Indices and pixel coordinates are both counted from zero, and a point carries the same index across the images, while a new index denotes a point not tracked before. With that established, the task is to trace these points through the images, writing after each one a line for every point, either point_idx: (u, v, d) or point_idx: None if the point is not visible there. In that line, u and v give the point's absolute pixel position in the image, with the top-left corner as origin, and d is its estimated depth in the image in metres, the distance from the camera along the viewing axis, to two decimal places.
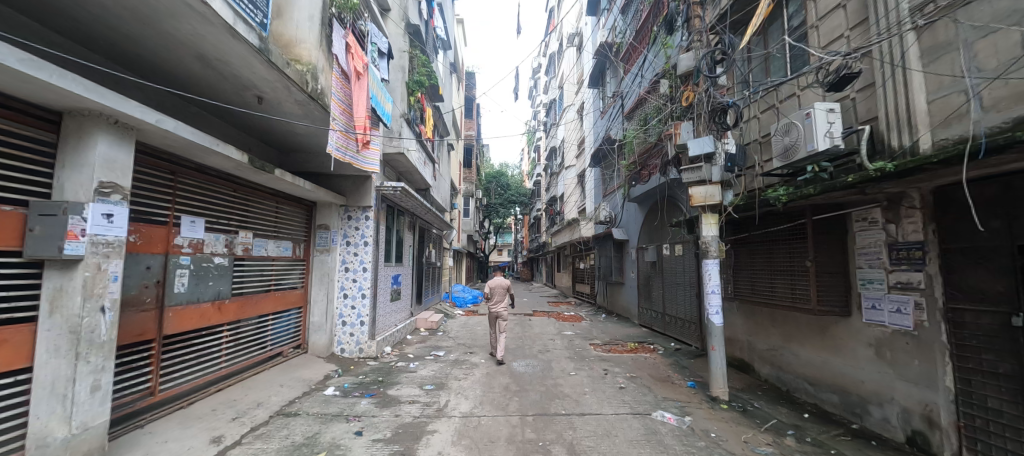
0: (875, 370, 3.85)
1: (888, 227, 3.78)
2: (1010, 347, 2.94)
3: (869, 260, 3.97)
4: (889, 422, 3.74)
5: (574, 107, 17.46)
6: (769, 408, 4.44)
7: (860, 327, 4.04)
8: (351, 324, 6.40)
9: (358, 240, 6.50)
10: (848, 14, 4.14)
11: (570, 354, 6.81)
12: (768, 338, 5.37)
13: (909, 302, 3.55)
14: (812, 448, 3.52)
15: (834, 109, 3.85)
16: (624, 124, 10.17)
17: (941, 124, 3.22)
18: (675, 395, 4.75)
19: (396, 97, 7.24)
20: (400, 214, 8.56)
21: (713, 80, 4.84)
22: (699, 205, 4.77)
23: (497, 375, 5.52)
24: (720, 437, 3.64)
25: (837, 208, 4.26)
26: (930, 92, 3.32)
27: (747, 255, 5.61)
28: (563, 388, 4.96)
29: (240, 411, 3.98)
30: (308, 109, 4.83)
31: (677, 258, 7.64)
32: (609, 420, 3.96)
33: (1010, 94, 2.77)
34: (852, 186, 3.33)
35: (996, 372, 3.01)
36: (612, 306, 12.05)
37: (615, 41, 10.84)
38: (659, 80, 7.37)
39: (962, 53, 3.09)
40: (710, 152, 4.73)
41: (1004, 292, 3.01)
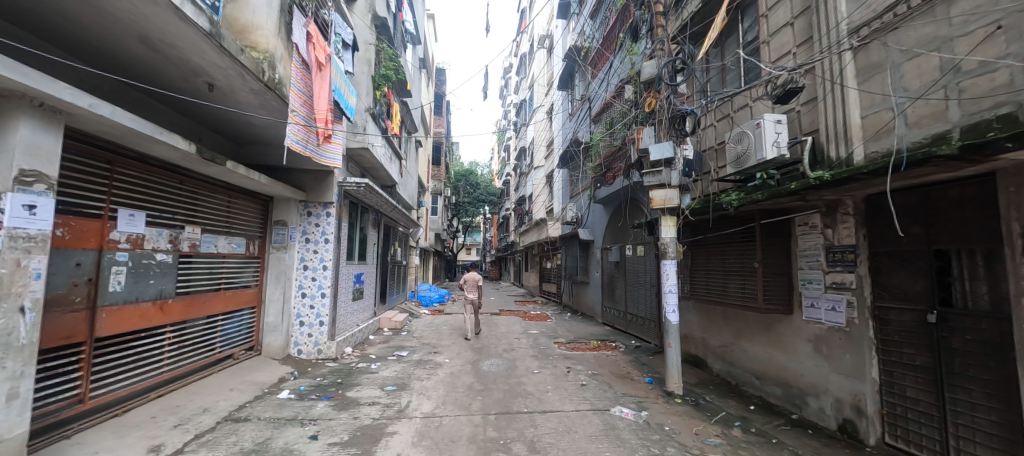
0: (813, 364, 4.15)
1: (826, 232, 4.09)
2: (927, 341, 3.27)
3: (809, 261, 4.27)
4: (824, 412, 4.03)
5: (544, 108, 17.63)
6: (719, 401, 4.69)
7: (800, 324, 4.34)
8: (310, 324, 6.18)
9: (318, 237, 6.30)
10: (795, 31, 4.42)
11: (534, 352, 6.87)
12: (721, 334, 5.67)
13: (843, 300, 3.86)
14: (756, 438, 3.74)
15: (781, 120, 4.13)
16: (591, 127, 10.38)
17: (872, 138, 3.53)
18: (633, 390, 4.92)
19: (362, 90, 7.04)
20: (364, 212, 8.33)
21: (673, 88, 5.05)
22: (659, 208, 4.95)
23: (460, 375, 5.48)
24: (673, 430, 3.81)
25: (782, 213, 4.56)
26: (863, 108, 3.62)
27: (702, 256, 5.88)
28: (526, 386, 5.01)
29: (183, 418, 3.74)
30: (265, 99, 4.59)
31: (639, 258, 7.89)
32: (570, 417, 4.04)
33: (929, 113, 3.07)
34: (795, 193, 3.57)
35: (914, 364, 3.35)
36: (577, 305, 12.29)
37: (584, 46, 11.03)
38: (624, 85, 7.58)
39: (890, 74, 3.40)
40: (669, 157, 4.90)
41: (921, 292, 3.34)
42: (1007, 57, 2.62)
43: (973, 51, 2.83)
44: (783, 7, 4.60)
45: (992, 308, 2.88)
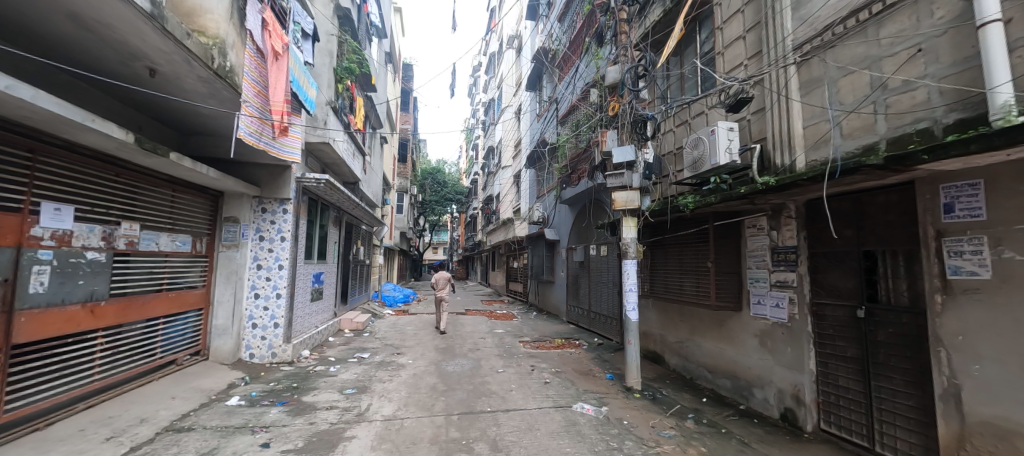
0: (759, 357, 4.43)
1: (771, 234, 4.38)
2: (856, 335, 3.58)
3: (756, 261, 4.56)
4: (767, 401, 4.32)
5: (513, 108, 17.74)
6: (675, 395, 4.90)
7: (748, 320, 4.62)
8: (263, 326, 5.87)
9: (273, 235, 6.01)
10: (747, 45, 4.69)
11: (499, 351, 6.89)
12: (677, 331, 5.94)
13: (785, 298, 4.14)
14: (707, 429, 3.94)
15: (733, 128, 4.37)
16: (558, 128, 10.52)
17: (812, 147, 3.82)
18: (595, 387, 5.04)
19: (323, 83, 6.78)
20: (324, 209, 8.03)
21: (635, 94, 5.21)
22: (620, 209, 5.11)
23: (424, 376, 5.40)
24: (631, 424, 3.94)
25: (734, 215, 4.83)
26: (805, 119, 3.91)
27: (660, 256, 6.11)
28: (490, 385, 5.01)
29: (118, 430, 3.44)
30: (214, 88, 4.32)
31: (602, 258, 8.10)
32: (533, 415, 4.08)
33: (860, 126, 3.37)
34: (744, 197, 3.79)
35: (845, 355, 3.66)
36: (542, 304, 12.44)
37: (552, 48, 11.16)
38: (590, 88, 7.74)
39: (828, 89, 3.69)
40: (631, 160, 5.07)
41: (852, 289, 3.65)
42: (926, 77, 2.92)
43: (898, 71, 3.12)
44: (736, 21, 4.87)
45: (911, 304, 3.20)
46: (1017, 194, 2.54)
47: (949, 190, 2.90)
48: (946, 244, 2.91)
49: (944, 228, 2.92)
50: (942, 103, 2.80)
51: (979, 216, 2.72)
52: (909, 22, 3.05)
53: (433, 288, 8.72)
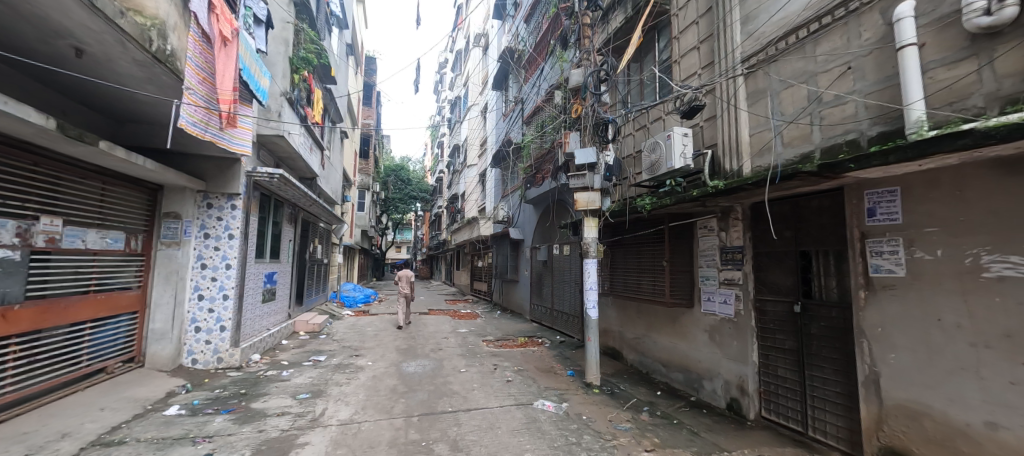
0: (708, 351, 4.69)
1: (720, 234, 4.64)
2: (793, 329, 3.87)
3: (707, 260, 4.81)
4: (715, 393, 4.58)
5: (479, 107, 17.68)
6: (631, 389, 5.09)
7: (699, 316, 4.87)
8: (208, 330, 5.50)
9: (220, 233, 5.65)
10: (700, 55, 4.94)
11: (462, 351, 6.85)
12: (635, 327, 6.16)
13: (732, 294, 4.41)
14: (661, 420, 4.12)
15: (687, 134, 4.59)
16: (523, 128, 10.59)
17: (757, 154, 4.09)
18: (556, 384, 5.14)
19: (277, 72, 6.43)
20: (278, 206, 7.62)
21: (597, 97, 5.36)
22: (582, 209, 5.22)
23: (383, 377, 5.26)
24: (590, 419, 4.05)
25: (687, 217, 5.07)
26: (751, 127, 4.18)
27: (619, 255, 6.30)
28: (452, 385, 4.97)
29: (34, 447, 3.10)
30: (153, 72, 3.98)
31: (565, 257, 8.25)
32: (494, 413, 4.10)
33: (799, 135, 3.64)
34: (696, 199, 3.99)
35: (784, 347, 3.95)
36: (506, 303, 12.49)
37: (517, 48, 11.22)
38: (554, 90, 7.85)
39: (772, 100, 3.97)
40: (592, 162, 5.20)
41: (790, 286, 3.95)
42: (854, 93, 3.20)
43: (831, 86, 3.41)
44: (691, 31, 5.11)
45: (839, 299, 3.51)
46: (928, 201, 2.86)
47: (873, 196, 3.20)
48: (869, 245, 3.21)
49: (868, 230, 3.23)
50: (868, 117, 3.08)
51: (896, 220, 3.03)
52: (841, 41, 3.34)
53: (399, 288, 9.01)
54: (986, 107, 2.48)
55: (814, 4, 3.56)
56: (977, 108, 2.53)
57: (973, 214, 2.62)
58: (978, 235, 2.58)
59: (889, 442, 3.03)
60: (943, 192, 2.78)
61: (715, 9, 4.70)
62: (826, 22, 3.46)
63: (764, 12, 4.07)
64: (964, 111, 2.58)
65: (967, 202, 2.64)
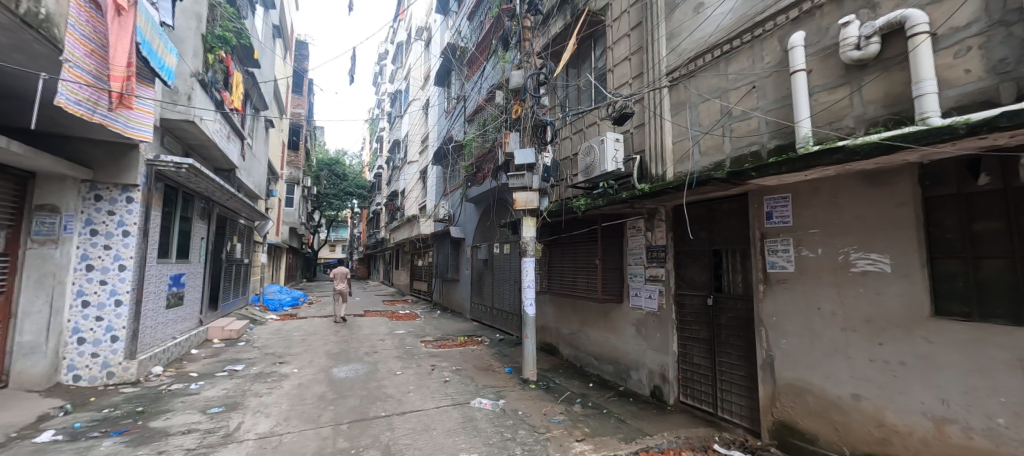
0: (635, 343, 5.02)
1: (647, 234, 4.99)
2: (706, 320, 4.28)
3: (635, 258, 5.15)
4: (641, 382, 4.92)
5: (420, 102, 17.20)
6: (566, 382, 5.30)
7: (627, 311, 5.20)
8: (95, 341, 4.78)
9: (111, 229, 4.93)
10: (631, 66, 5.25)
11: (399, 353, 6.64)
12: (570, 323, 6.41)
13: (656, 290, 4.75)
14: (592, 411, 4.34)
15: (618, 139, 4.88)
16: (465, 127, 10.51)
17: (678, 160, 4.45)
18: (493, 381, 5.19)
19: (187, 51, 5.75)
20: (187, 199, 6.81)
21: (536, 100, 5.50)
22: (521, 209, 5.32)
23: (311, 385, 4.94)
24: (526, 414, 4.15)
25: (618, 217, 5.35)
26: (674, 136, 4.55)
27: (556, 253, 6.51)
28: (387, 389, 4.80)
29: None
30: (20, 38, 3.34)
31: (505, 256, 8.33)
32: (430, 414, 4.04)
33: (713, 145, 4.04)
34: (625, 201, 4.26)
35: (698, 337, 4.35)
36: (447, 302, 12.33)
37: (459, 45, 11.06)
38: (496, 90, 7.89)
39: (691, 111, 4.35)
40: (531, 162, 5.31)
41: (704, 282, 4.36)
42: (758, 109, 3.61)
43: (739, 102, 3.81)
44: (624, 43, 5.41)
45: (744, 292, 3.95)
46: (811, 206, 3.31)
47: (771, 201, 3.64)
48: (767, 244, 3.65)
49: (766, 231, 3.66)
50: (767, 131, 3.50)
51: (788, 222, 3.49)
52: (748, 63, 3.74)
53: (334, 281, 10.47)
54: (856, 128, 2.94)
55: (726, 28, 3.96)
56: (848, 128, 2.99)
57: (844, 218, 3.09)
58: (848, 235, 3.05)
59: (780, 417, 3.48)
60: (822, 198, 3.24)
61: (644, 24, 5.03)
62: (736, 45, 3.86)
63: (685, 31, 4.44)
64: (839, 130, 3.04)
65: (840, 208, 3.11)
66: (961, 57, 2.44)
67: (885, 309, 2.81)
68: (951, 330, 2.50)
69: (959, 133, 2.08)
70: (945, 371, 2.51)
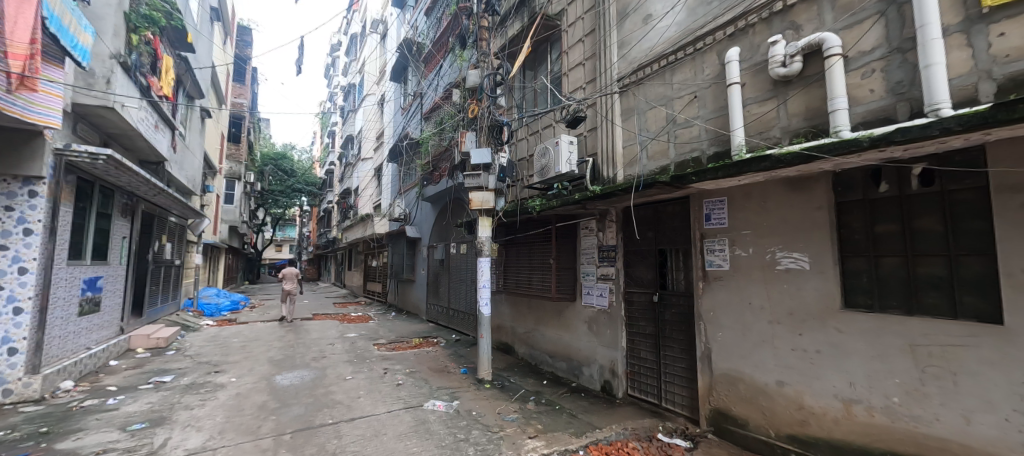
0: (587, 340, 5.18)
1: (598, 234, 5.16)
2: (652, 316, 4.50)
3: (587, 258, 5.31)
4: (592, 377, 5.09)
5: (376, 97, 16.65)
6: (520, 381, 5.37)
7: (580, 309, 5.35)
8: None
9: (9, 227, 4.35)
10: (585, 71, 5.40)
11: (349, 357, 6.39)
12: (525, 322, 6.49)
13: (607, 288, 4.93)
14: (545, 407, 4.42)
15: (572, 142, 5.01)
16: (422, 125, 10.29)
17: (628, 163, 4.65)
18: (448, 382, 5.14)
19: (107, 30, 5.17)
20: (105, 194, 6.12)
21: (493, 100, 5.52)
22: (476, 209, 5.32)
23: (251, 394, 4.64)
24: (480, 413, 4.15)
25: (572, 217, 5.49)
26: (624, 140, 4.74)
27: (512, 253, 6.55)
28: (335, 395, 4.61)
29: None
30: None
31: (462, 256, 8.28)
32: (381, 419, 3.93)
33: (659, 150, 4.26)
34: (578, 202, 4.38)
35: (645, 332, 4.56)
36: (402, 303, 12.04)
37: (416, 41, 10.81)
38: (453, 88, 7.80)
39: (639, 117, 4.55)
40: (487, 162, 5.31)
41: (650, 280, 4.58)
42: (699, 118, 3.85)
43: (682, 110, 4.04)
44: (578, 48, 5.55)
45: (686, 289, 4.20)
46: (744, 209, 3.59)
47: (709, 204, 3.90)
48: (706, 244, 3.90)
49: (705, 232, 3.92)
50: (707, 139, 3.74)
51: (724, 224, 3.75)
52: (691, 74, 3.98)
53: (281, 282, 10.42)
54: (781, 138, 3.22)
55: (671, 40, 4.19)
56: (775, 138, 3.26)
57: (771, 220, 3.37)
58: (775, 236, 3.34)
59: (716, 405, 3.73)
60: (753, 202, 3.51)
61: (597, 31, 5.19)
62: (680, 56, 4.09)
63: (635, 40, 4.64)
64: (768, 140, 3.31)
65: (768, 211, 3.39)
66: (867, 77, 2.75)
67: (805, 303, 3.11)
68: (858, 320, 2.81)
69: (863, 145, 2.35)
70: (852, 357, 2.82)
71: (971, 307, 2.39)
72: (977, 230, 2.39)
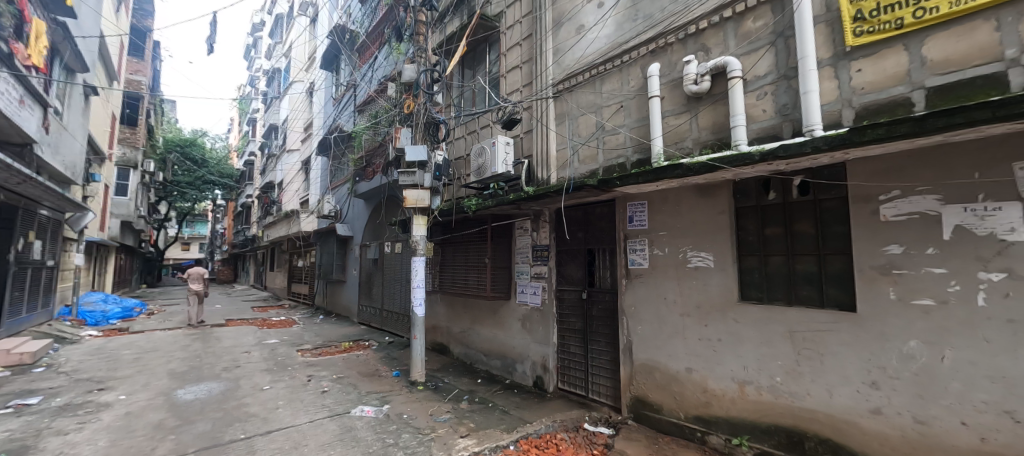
0: (521, 338, 5.32)
1: (532, 234, 5.31)
2: (581, 312, 4.73)
3: (522, 257, 5.44)
4: (525, 373, 5.22)
5: (304, 85, 15.48)
6: (454, 381, 5.34)
7: (514, 307, 5.46)
8: None
9: None
10: (522, 74, 5.52)
11: (268, 365, 5.90)
12: (461, 322, 6.48)
13: (540, 286, 5.10)
14: (478, 406, 4.45)
15: (509, 143, 5.09)
16: (354, 117, 9.79)
17: (561, 166, 4.83)
18: (378, 387, 4.96)
19: None
20: None
21: (430, 97, 5.43)
22: (411, 207, 5.20)
23: (145, 413, 4.09)
24: (411, 416, 4.07)
25: (507, 218, 5.59)
26: (557, 144, 4.92)
27: (448, 253, 6.49)
28: (249, 407, 4.23)
29: None
30: None
31: (396, 256, 8.03)
32: (302, 430, 3.69)
33: (589, 155, 4.49)
34: (512, 202, 4.48)
35: (574, 328, 4.79)
36: (331, 305, 11.36)
37: (350, 29, 10.25)
38: (388, 82, 7.53)
39: (571, 123, 4.76)
40: (423, 160, 5.21)
41: (580, 278, 4.81)
42: (624, 126, 4.13)
43: (610, 118, 4.30)
44: (515, 51, 5.65)
45: (611, 286, 4.47)
46: (661, 212, 3.91)
47: (632, 207, 4.19)
48: (629, 244, 4.19)
49: (628, 233, 4.21)
50: (631, 146, 4.03)
51: (644, 225, 4.06)
52: (618, 84, 4.24)
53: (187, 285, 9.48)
54: (692, 148, 3.56)
55: (601, 51, 4.42)
56: (687, 148, 3.60)
57: (683, 222, 3.71)
58: (686, 237, 3.68)
59: (636, 393, 4.03)
60: (669, 206, 3.84)
61: (534, 36, 5.32)
62: (609, 67, 4.34)
63: (569, 48, 4.83)
64: (682, 150, 3.64)
65: (681, 214, 3.73)
66: (760, 99, 3.14)
67: (709, 297, 3.48)
68: (751, 311, 3.20)
69: (754, 159, 2.68)
70: (746, 344, 3.21)
71: (834, 297, 2.84)
72: (839, 234, 2.85)
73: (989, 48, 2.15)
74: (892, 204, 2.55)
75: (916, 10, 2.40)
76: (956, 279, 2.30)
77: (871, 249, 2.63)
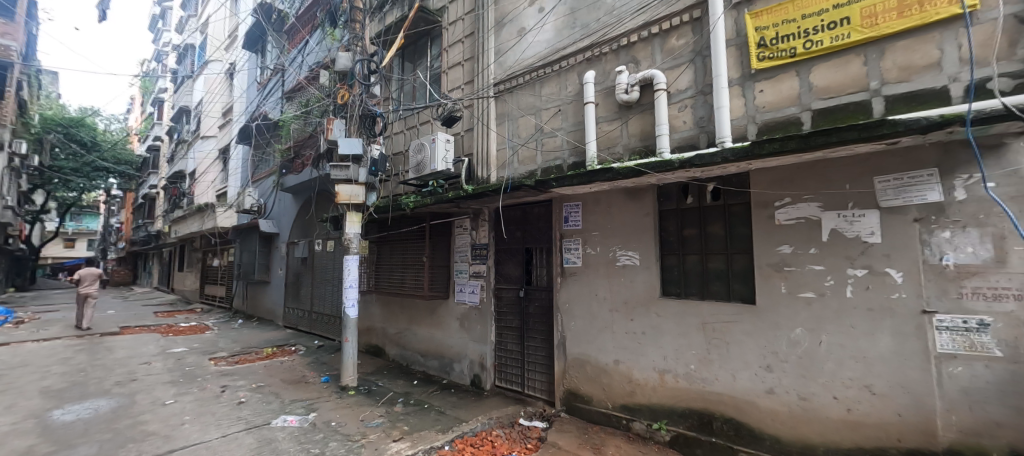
0: (459, 337, 5.29)
1: (472, 233, 5.30)
2: (518, 310, 4.82)
3: (461, 256, 5.41)
4: (463, 373, 5.21)
5: (224, 65, 14.00)
6: (389, 383, 5.17)
7: (453, 306, 5.42)
8: None
9: None
10: (463, 72, 5.48)
11: (172, 377, 5.27)
12: (397, 322, 6.28)
13: (478, 285, 5.12)
14: (413, 408, 4.36)
15: (449, 140, 5.03)
16: (282, 104, 9.05)
17: (501, 166, 4.87)
18: (304, 394, 4.65)
19: None
20: None
21: (366, 88, 5.18)
22: (343, 203, 4.93)
23: (6, 440, 3.45)
24: (340, 423, 3.87)
25: (447, 216, 5.53)
26: (497, 143, 4.95)
27: (384, 251, 6.26)
28: (147, 426, 3.75)
29: None
30: None
31: (328, 254, 7.58)
32: (213, 446, 3.35)
33: (527, 156, 4.59)
34: (451, 201, 4.43)
35: (512, 326, 4.87)
36: (253, 308, 10.43)
37: (278, 9, 9.45)
38: (320, 69, 7.06)
39: (511, 123, 4.82)
40: (357, 154, 4.97)
41: (518, 276, 4.90)
42: (561, 130, 4.27)
43: (548, 121, 4.42)
44: (457, 48, 5.60)
45: (547, 284, 4.61)
46: (594, 213, 4.11)
47: (567, 208, 4.36)
48: (564, 244, 4.35)
49: (564, 232, 4.36)
50: (567, 150, 4.18)
51: (578, 226, 4.23)
52: (556, 89, 4.38)
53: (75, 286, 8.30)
54: (622, 154, 3.78)
55: (541, 55, 4.53)
56: (618, 154, 3.82)
57: (613, 223, 3.94)
58: (616, 237, 3.91)
59: (569, 386, 4.21)
60: (601, 207, 4.05)
61: (476, 34, 5.31)
62: (548, 71, 4.45)
63: (510, 49, 4.89)
64: (613, 155, 3.86)
65: (611, 215, 3.95)
66: (681, 111, 3.42)
67: (635, 293, 3.73)
68: (670, 305, 3.48)
69: (674, 165, 2.91)
70: (666, 336, 3.49)
71: (739, 292, 3.19)
72: (743, 235, 3.20)
73: (858, 79, 2.55)
74: (784, 209, 2.91)
75: (806, 42, 2.76)
76: (831, 274, 2.70)
77: (768, 249, 2.99)
